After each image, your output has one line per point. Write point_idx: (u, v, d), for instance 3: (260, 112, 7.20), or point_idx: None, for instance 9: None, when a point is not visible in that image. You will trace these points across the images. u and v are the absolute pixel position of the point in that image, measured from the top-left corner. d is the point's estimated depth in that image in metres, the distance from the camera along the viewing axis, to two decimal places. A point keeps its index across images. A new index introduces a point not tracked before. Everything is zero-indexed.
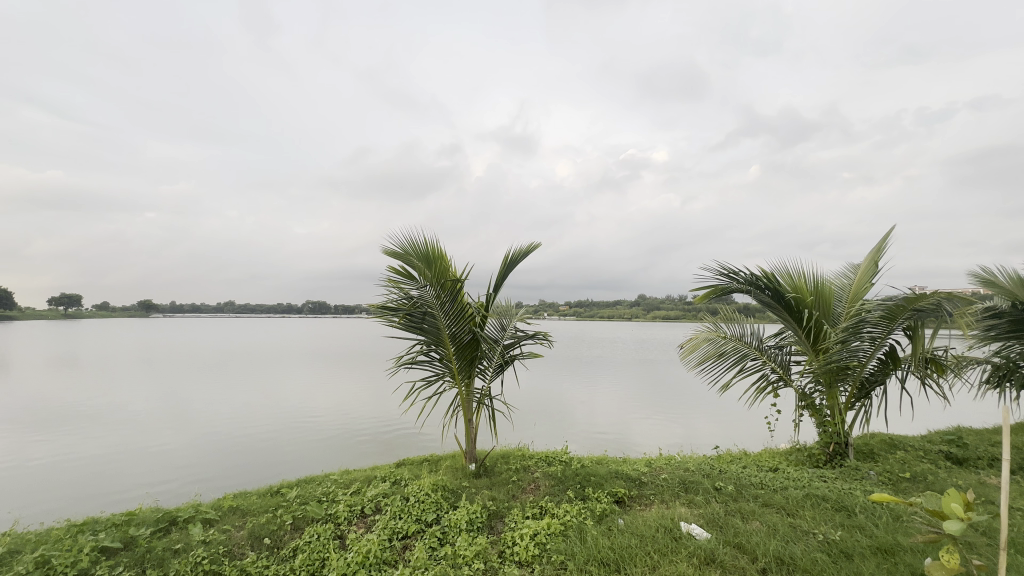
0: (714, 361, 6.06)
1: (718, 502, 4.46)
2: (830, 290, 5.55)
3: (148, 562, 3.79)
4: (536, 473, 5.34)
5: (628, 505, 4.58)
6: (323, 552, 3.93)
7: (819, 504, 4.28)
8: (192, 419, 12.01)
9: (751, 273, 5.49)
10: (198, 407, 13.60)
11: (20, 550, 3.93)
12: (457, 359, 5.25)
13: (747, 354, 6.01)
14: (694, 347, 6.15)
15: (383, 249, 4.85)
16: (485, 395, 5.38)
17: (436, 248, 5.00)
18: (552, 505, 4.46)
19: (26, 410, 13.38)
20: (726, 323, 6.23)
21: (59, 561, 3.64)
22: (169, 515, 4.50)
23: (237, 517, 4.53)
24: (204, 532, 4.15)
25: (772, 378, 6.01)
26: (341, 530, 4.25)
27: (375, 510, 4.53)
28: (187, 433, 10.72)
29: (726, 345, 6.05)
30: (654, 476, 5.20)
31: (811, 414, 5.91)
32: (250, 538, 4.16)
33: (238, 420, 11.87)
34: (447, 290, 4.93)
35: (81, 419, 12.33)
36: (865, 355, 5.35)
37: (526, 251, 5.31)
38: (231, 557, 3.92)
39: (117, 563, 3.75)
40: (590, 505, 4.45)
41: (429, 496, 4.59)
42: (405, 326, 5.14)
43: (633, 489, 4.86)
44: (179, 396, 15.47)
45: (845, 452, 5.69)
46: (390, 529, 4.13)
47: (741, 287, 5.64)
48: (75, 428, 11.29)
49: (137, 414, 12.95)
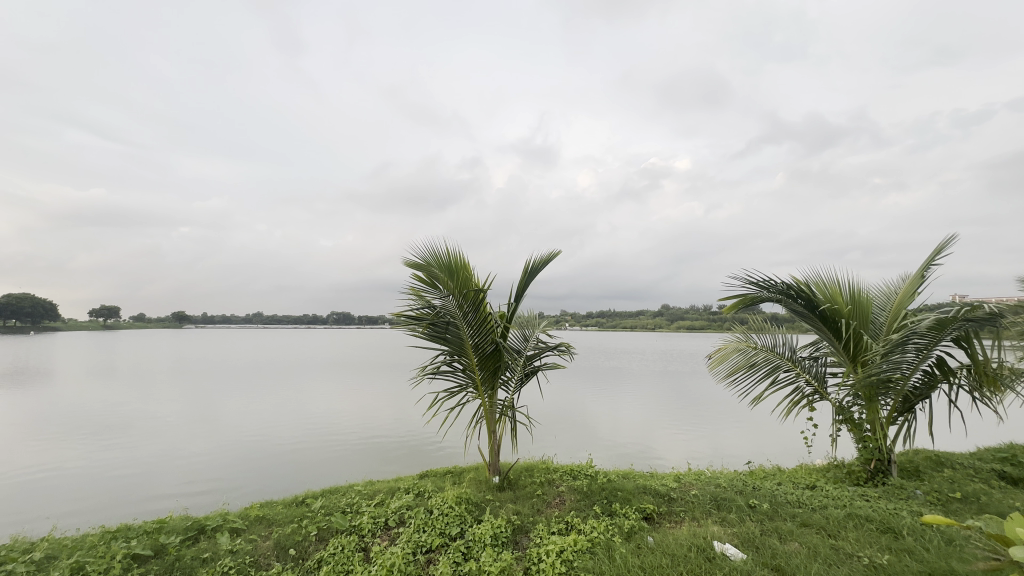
0: (745, 372, 5.86)
1: (754, 521, 4.26)
2: (868, 299, 5.30)
3: (176, 570, 3.82)
4: (560, 487, 5.23)
5: (657, 522, 4.42)
6: (348, 563, 3.91)
7: (863, 525, 4.04)
8: (219, 429, 12.27)
9: (782, 282, 5.30)
10: (225, 416, 13.91)
11: (57, 556, 4.02)
12: (479, 370, 5.21)
13: (779, 365, 5.79)
14: (723, 358, 5.98)
15: (405, 260, 4.91)
16: (508, 407, 5.29)
17: (459, 258, 5.00)
18: (578, 520, 4.35)
19: (66, 418, 13.89)
20: (756, 333, 6.04)
21: (93, 567, 3.71)
22: (198, 524, 4.57)
23: (263, 527, 4.56)
24: (231, 541, 4.18)
25: (806, 391, 5.75)
26: (365, 542, 4.22)
27: (398, 522, 4.50)
28: (214, 442, 10.91)
29: (757, 356, 5.84)
30: (683, 492, 5.01)
31: (849, 430, 5.59)
32: (276, 549, 4.16)
33: (264, 429, 12.08)
34: (470, 300, 4.93)
35: (116, 427, 12.72)
36: (909, 367, 5.00)
37: (546, 259, 5.27)
38: (257, 567, 3.92)
39: (147, 570, 3.79)
40: (617, 521, 4.32)
41: (452, 509, 4.52)
42: (428, 336, 5.13)
43: (661, 505, 4.70)
44: (210, 404, 15.89)
45: (888, 470, 5.39)
46: (413, 543, 4.09)
47: (771, 295, 5.47)
48: (110, 436, 11.65)
49: (171, 421, 13.46)
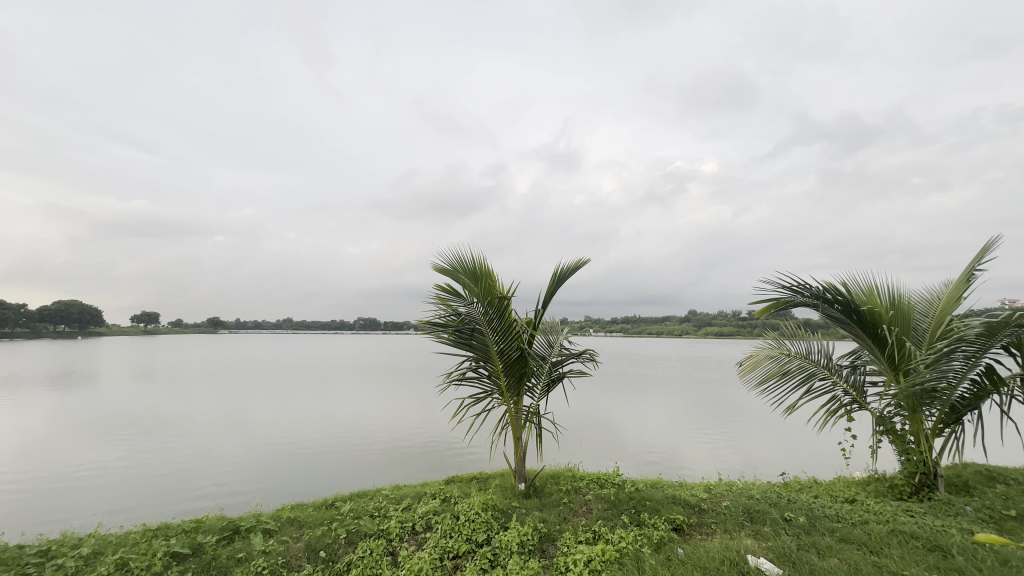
0: (778, 380, 5.68)
1: (790, 535, 4.11)
2: (910, 304, 5.07)
3: (213, 569, 3.94)
4: (587, 495, 5.17)
5: (688, 533, 4.31)
6: (376, 568, 3.96)
7: (908, 542, 3.84)
8: (252, 432, 12.64)
9: (818, 286, 5.12)
10: (258, 420, 14.30)
11: (103, 552, 4.20)
12: (505, 377, 5.21)
13: (814, 373, 5.58)
14: (755, 365, 5.83)
15: (431, 267, 4.98)
16: (534, 414, 5.25)
17: (484, 265, 5.03)
18: (606, 530, 4.28)
19: (110, 420, 14.57)
20: (789, 340, 5.87)
21: (136, 564, 3.85)
22: (233, 524, 4.71)
23: (295, 529, 4.67)
24: (264, 542, 4.28)
25: (843, 400, 5.52)
26: (393, 546, 4.26)
27: (425, 527, 4.53)
28: (247, 444, 11.22)
29: (791, 363, 5.66)
30: (715, 503, 4.88)
31: (891, 441, 5.35)
32: (307, 551, 4.24)
33: (295, 433, 12.39)
34: (495, 307, 4.95)
35: (156, 429, 13.27)
36: (956, 376, 4.77)
37: (574, 267, 5.26)
38: (289, 568, 4.00)
39: (186, 568, 3.92)
40: (646, 532, 4.23)
41: (479, 515, 4.52)
42: (454, 343, 5.17)
43: (692, 516, 4.58)
44: (244, 408, 16.39)
45: (935, 485, 5.12)
46: (441, 548, 4.10)
47: (805, 300, 5.30)
48: (150, 437, 12.14)
49: (207, 423, 13.94)
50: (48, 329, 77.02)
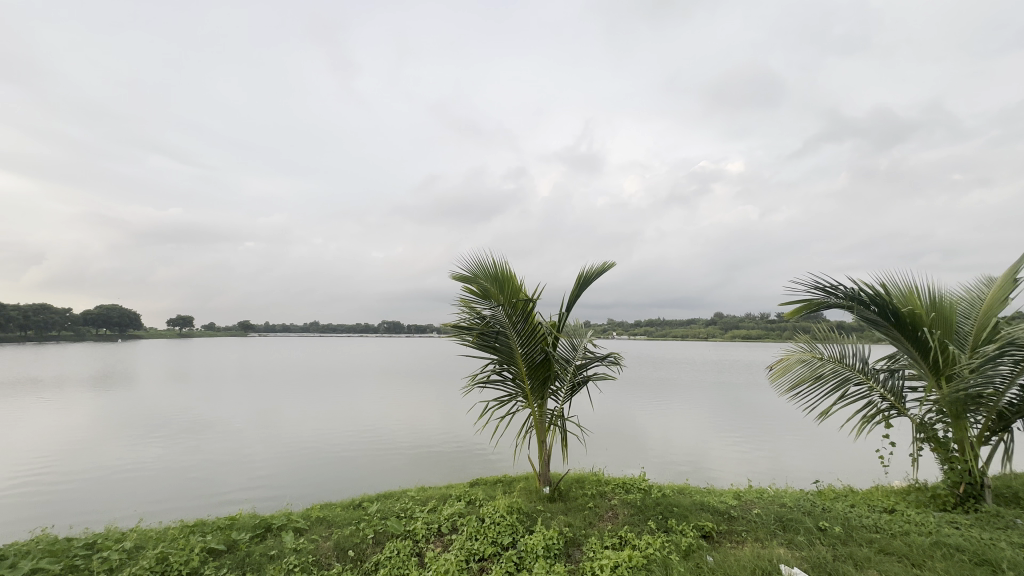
0: (810, 385, 5.50)
1: (825, 545, 3.97)
2: (952, 306, 4.86)
3: (247, 565, 4.04)
4: (613, 500, 5.11)
5: (717, 541, 4.21)
6: (403, 568, 4.00)
7: (953, 555, 3.66)
8: (282, 432, 12.96)
9: (852, 287, 4.97)
10: (287, 421, 14.67)
11: (144, 546, 4.37)
12: (529, 380, 5.22)
13: (849, 378, 5.39)
14: (786, 369, 5.69)
15: (454, 272, 5.03)
16: (558, 417, 5.23)
17: (507, 268, 5.01)
18: (633, 536, 4.22)
19: (149, 420, 15.17)
20: (822, 343, 5.70)
21: (175, 559, 3.99)
22: (265, 522, 4.84)
23: (324, 528, 4.76)
24: (295, 540, 4.39)
25: (880, 406, 5.31)
26: (419, 547, 4.31)
27: (451, 529, 4.56)
28: (276, 445, 11.51)
29: (824, 368, 5.49)
30: (745, 511, 4.76)
31: (933, 449, 5.12)
32: (336, 550, 4.32)
33: (322, 434, 12.64)
34: (519, 310, 4.97)
35: (191, 429, 13.74)
36: (1003, 382, 4.54)
37: (599, 270, 5.24)
38: (319, 567, 4.08)
39: (221, 564, 4.04)
40: (674, 538, 4.16)
41: (504, 518, 4.52)
42: (479, 346, 5.22)
43: (721, 524, 4.48)
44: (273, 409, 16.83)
45: (982, 495, 4.87)
46: (466, 550, 4.12)
47: (838, 302, 5.15)
48: (186, 437, 12.58)
49: (239, 424, 14.37)
50: (91, 332, 80.83)
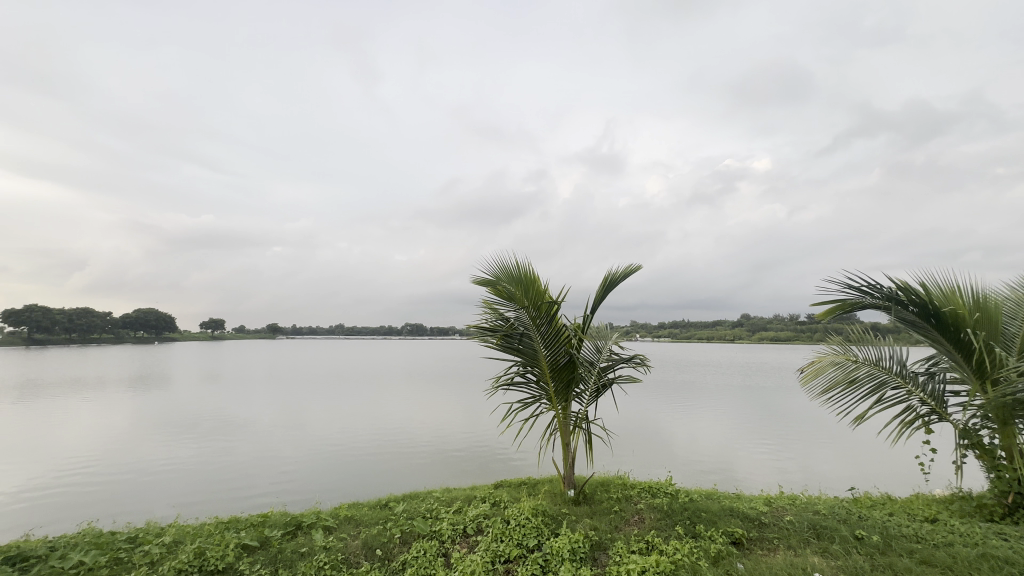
0: (844, 388, 5.31)
1: (862, 554, 3.83)
2: (997, 305, 4.65)
3: (279, 562, 4.15)
4: (639, 504, 5.05)
5: (748, 548, 4.11)
6: (430, 568, 4.04)
7: (1001, 568, 3.49)
8: (310, 433, 13.27)
9: (889, 287, 4.83)
10: (315, 422, 15.03)
11: (182, 541, 4.53)
12: (553, 382, 5.21)
13: (886, 381, 5.20)
14: (818, 372, 5.50)
15: (477, 276, 5.07)
16: (583, 419, 5.20)
17: (530, 271, 4.97)
18: (660, 541, 4.16)
19: (185, 419, 15.77)
20: (856, 345, 5.51)
21: (212, 554, 4.13)
22: (296, 520, 4.96)
23: (352, 527, 4.85)
24: (324, 539, 4.48)
25: (920, 411, 5.10)
26: (445, 548, 4.34)
27: (476, 530, 4.59)
28: (304, 445, 11.78)
29: (858, 371, 5.30)
30: (776, 517, 4.63)
31: (978, 457, 4.88)
32: (364, 549, 4.39)
33: (349, 435, 12.90)
34: (543, 313, 4.97)
35: (224, 428, 14.21)
36: None
37: (624, 272, 5.21)
38: (347, 565, 4.16)
39: (255, 560, 4.17)
40: (703, 544, 4.08)
41: (529, 521, 4.52)
42: (502, 348, 5.25)
43: (752, 530, 4.37)
44: (302, 410, 17.27)
45: None
46: (492, 552, 4.14)
47: (874, 302, 5.00)
48: (220, 436, 13.03)
49: (269, 424, 14.79)
50: (130, 335, 84.43)
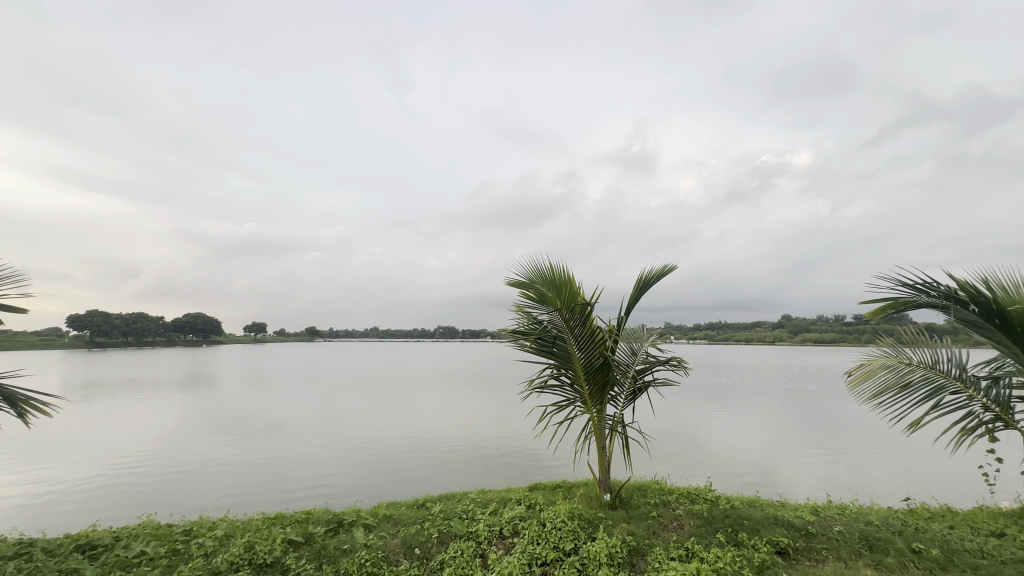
0: (898, 392, 5.01)
1: (920, 569, 3.63)
2: None
3: (323, 558, 4.30)
4: (677, 510, 4.94)
5: (794, 558, 3.97)
6: (468, 568, 4.09)
7: None
8: (349, 434, 13.68)
9: (948, 285, 4.58)
10: (353, 422, 15.48)
11: (233, 535, 4.75)
12: (587, 385, 5.17)
13: (944, 386, 4.90)
14: (868, 375, 5.21)
15: (510, 278, 5.11)
16: (618, 423, 5.15)
17: (564, 273, 4.96)
18: (700, 548, 4.06)
19: (233, 419, 16.55)
20: (910, 347, 5.21)
21: (261, 548, 4.32)
22: (338, 517, 5.11)
23: (391, 526, 4.97)
24: (365, 536, 4.60)
25: (983, 417, 4.77)
26: (482, 549, 4.38)
27: (512, 533, 4.61)
28: (343, 445, 12.15)
29: (913, 374, 5.00)
30: (824, 527, 4.44)
31: None
32: (403, 547, 4.48)
33: (386, 435, 13.23)
34: (577, 315, 4.95)
35: (268, 428, 14.84)
36: None
37: (658, 273, 5.14)
38: (387, 562, 4.27)
39: (301, 555, 4.32)
40: (746, 553, 3.96)
41: (566, 524, 4.51)
42: (536, 351, 5.26)
43: (798, 540, 4.20)
44: (341, 411, 17.80)
45: None
46: (528, 554, 4.14)
47: (931, 301, 4.74)
48: (264, 436, 13.62)
49: (310, 424, 15.31)
50: (180, 338, 89.13)
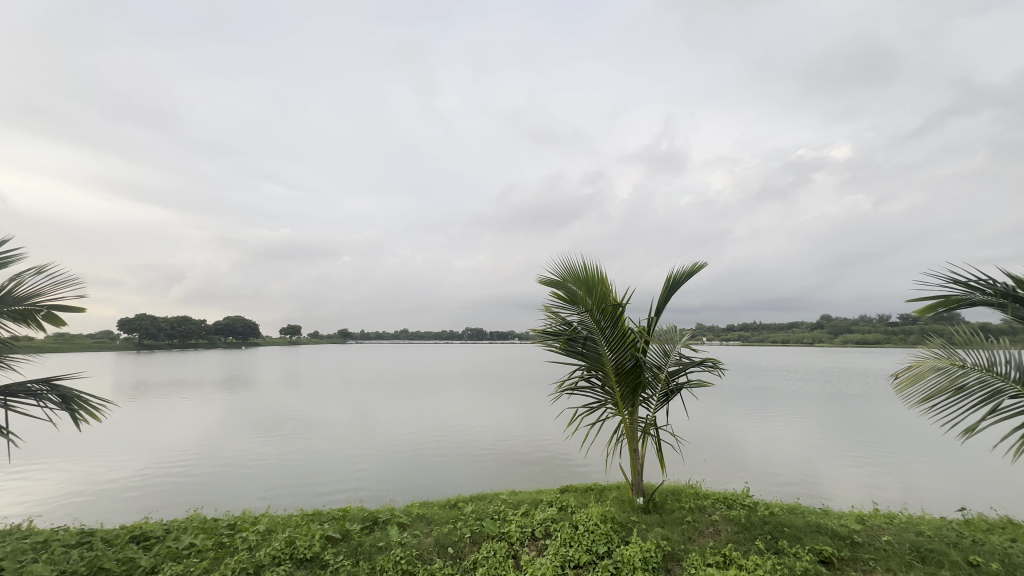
0: (950, 396, 4.76)
1: None
2: None
3: (360, 554, 4.41)
4: (713, 515, 4.83)
5: (839, 568, 3.81)
6: (501, 568, 4.12)
7: None
8: (381, 433, 13.97)
9: (1004, 283, 4.31)
10: (385, 422, 15.80)
11: (275, 530, 4.93)
12: (618, 386, 5.12)
13: (1001, 389, 4.61)
14: (916, 378, 5.01)
15: (540, 279, 5.11)
16: (651, 425, 5.08)
17: (594, 273, 4.93)
18: (738, 555, 3.96)
19: (271, 418, 17.16)
20: (963, 348, 4.92)
21: (300, 543, 4.46)
22: (372, 515, 5.23)
23: (424, 525, 5.04)
24: (400, 534, 4.69)
25: None
26: (514, 549, 4.40)
27: (544, 534, 4.61)
28: (376, 445, 12.42)
29: (966, 377, 4.73)
30: (871, 537, 4.25)
31: None
32: (436, 546, 4.54)
33: (417, 436, 13.45)
34: (607, 315, 4.91)
35: (305, 427, 15.33)
36: None
37: (689, 273, 5.04)
38: (422, 561, 4.33)
39: (338, 551, 4.44)
40: (787, 561, 3.83)
41: (598, 527, 4.47)
42: (566, 352, 5.24)
43: (843, 549, 4.04)
44: (373, 412, 18.18)
45: None
46: (561, 556, 4.13)
47: (985, 299, 4.47)
48: (301, 435, 14.08)
49: (344, 424, 15.69)
50: (221, 341, 92.99)
